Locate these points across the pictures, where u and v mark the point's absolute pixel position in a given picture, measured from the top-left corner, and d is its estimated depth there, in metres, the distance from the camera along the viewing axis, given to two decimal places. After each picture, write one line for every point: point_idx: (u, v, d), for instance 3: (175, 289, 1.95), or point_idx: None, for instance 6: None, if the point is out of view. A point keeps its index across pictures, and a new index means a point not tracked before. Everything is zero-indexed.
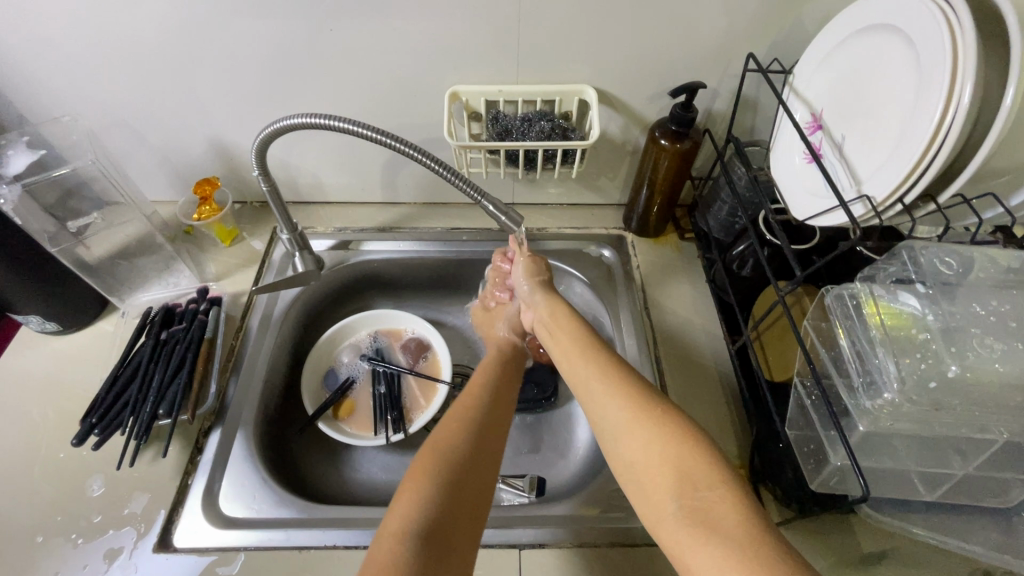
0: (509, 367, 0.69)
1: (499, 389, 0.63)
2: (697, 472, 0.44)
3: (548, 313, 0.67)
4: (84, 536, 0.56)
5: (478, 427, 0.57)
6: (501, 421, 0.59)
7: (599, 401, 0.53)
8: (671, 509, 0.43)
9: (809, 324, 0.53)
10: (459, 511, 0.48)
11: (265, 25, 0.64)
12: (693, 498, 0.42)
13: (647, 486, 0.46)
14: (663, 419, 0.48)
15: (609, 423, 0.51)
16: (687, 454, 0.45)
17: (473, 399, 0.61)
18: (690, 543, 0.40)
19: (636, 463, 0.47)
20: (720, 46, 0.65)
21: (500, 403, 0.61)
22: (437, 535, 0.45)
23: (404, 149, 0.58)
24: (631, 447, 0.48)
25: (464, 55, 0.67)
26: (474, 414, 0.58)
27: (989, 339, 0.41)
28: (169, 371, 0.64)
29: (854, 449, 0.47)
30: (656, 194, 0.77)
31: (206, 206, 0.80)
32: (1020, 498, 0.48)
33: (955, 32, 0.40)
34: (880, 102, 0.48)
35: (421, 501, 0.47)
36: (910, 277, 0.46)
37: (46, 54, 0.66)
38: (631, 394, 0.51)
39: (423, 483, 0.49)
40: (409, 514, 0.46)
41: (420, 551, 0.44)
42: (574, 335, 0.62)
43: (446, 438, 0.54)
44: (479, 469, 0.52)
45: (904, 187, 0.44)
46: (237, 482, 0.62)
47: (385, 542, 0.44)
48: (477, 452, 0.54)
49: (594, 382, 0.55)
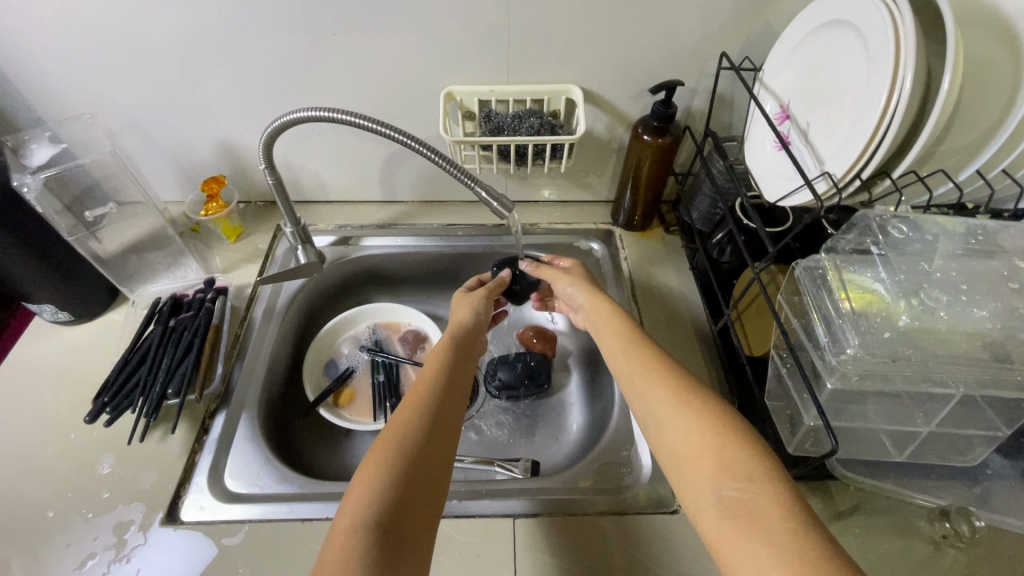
0: (467, 350, 0.66)
1: (456, 371, 0.61)
2: (739, 464, 0.45)
3: (591, 309, 0.67)
4: (94, 511, 0.59)
5: (434, 412, 0.55)
6: (458, 404, 0.58)
7: (644, 396, 0.54)
8: (711, 498, 0.44)
9: (783, 297, 0.56)
10: (412, 501, 0.48)
11: (273, 30, 0.69)
12: (734, 489, 0.43)
13: (688, 476, 0.47)
14: (708, 414, 0.49)
15: (652, 416, 0.53)
16: (731, 448, 0.46)
17: (429, 382, 0.58)
18: (729, 532, 0.41)
19: (679, 453, 0.48)
20: (696, 47, 0.70)
21: (457, 387, 0.60)
22: (392, 527, 0.45)
23: (404, 140, 0.61)
24: (672, 437, 0.49)
25: (458, 58, 0.72)
26: (430, 399, 0.56)
27: (937, 291, 0.45)
28: (178, 354, 0.68)
29: (825, 409, 0.50)
30: (641, 189, 0.82)
31: (214, 203, 0.84)
32: (983, 458, 0.52)
33: (898, 24, 0.45)
34: (838, 90, 0.53)
35: (374, 493, 0.47)
36: (867, 245, 0.50)
37: (67, 58, 0.70)
38: (675, 389, 0.53)
39: (376, 475, 0.48)
40: (361, 508, 0.46)
41: (374, 544, 0.43)
42: (621, 331, 0.62)
43: (400, 427, 0.53)
44: (433, 457, 0.51)
45: (860, 163, 0.48)
46: (241, 461, 0.64)
47: (338, 538, 0.44)
48: (431, 439, 0.52)
49: (638, 378, 0.56)
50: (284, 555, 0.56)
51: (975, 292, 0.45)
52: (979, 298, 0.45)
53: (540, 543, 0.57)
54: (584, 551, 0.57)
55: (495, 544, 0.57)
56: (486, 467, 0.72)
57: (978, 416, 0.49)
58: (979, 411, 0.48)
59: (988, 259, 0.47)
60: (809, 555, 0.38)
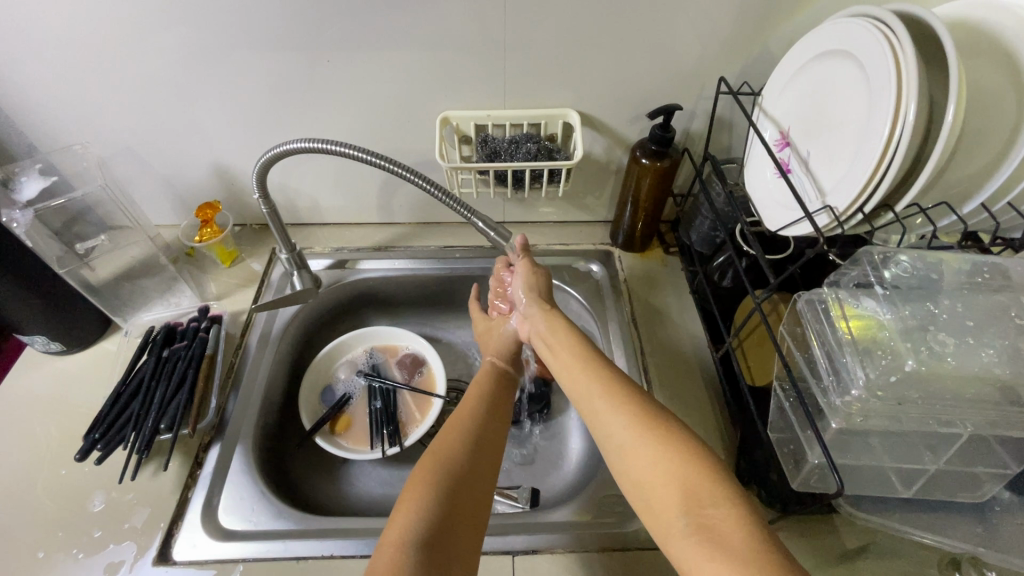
0: (503, 381, 0.69)
1: (497, 400, 0.64)
2: (702, 490, 0.45)
3: (543, 323, 0.68)
4: (85, 551, 0.57)
5: (477, 435, 0.57)
6: (499, 432, 0.60)
7: (605, 419, 0.54)
8: (680, 524, 0.45)
9: (785, 329, 0.55)
10: (459, 518, 0.48)
11: (267, 58, 0.68)
12: (700, 516, 0.44)
13: (653, 502, 0.48)
14: (666, 436, 0.50)
15: (615, 442, 0.53)
16: (693, 472, 0.47)
17: (471, 409, 0.61)
18: (698, 555, 0.42)
19: (645, 482, 0.49)
20: (694, 70, 0.69)
21: (498, 414, 0.62)
22: (438, 542, 0.46)
23: (399, 171, 0.61)
24: (636, 465, 0.50)
25: (453, 83, 0.71)
26: (473, 424, 0.58)
27: (942, 334, 0.44)
28: (171, 386, 0.67)
29: (830, 447, 0.49)
30: (640, 210, 0.81)
31: (209, 228, 0.83)
32: (992, 494, 0.51)
33: (899, 57, 0.44)
34: (838, 120, 0.53)
35: (422, 509, 0.48)
36: (869, 280, 0.50)
37: (57, 86, 0.69)
38: (636, 413, 0.53)
39: (424, 491, 0.49)
40: (409, 522, 0.47)
41: (422, 558, 0.44)
42: (570, 346, 0.63)
43: (445, 449, 0.54)
44: (478, 479, 0.53)
45: (862, 198, 0.48)
46: (235, 496, 0.63)
47: (387, 551, 0.45)
48: (475, 461, 0.54)
49: (598, 400, 0.56)
50: None
51: (981, 331, 0.44)
52: (985, 337, 0.44)
53: None
54: None
55: None
56: None
57: (989, 455, 0.47)
58: (990, 450, 0.47)
59: (993, 293, 0.46)
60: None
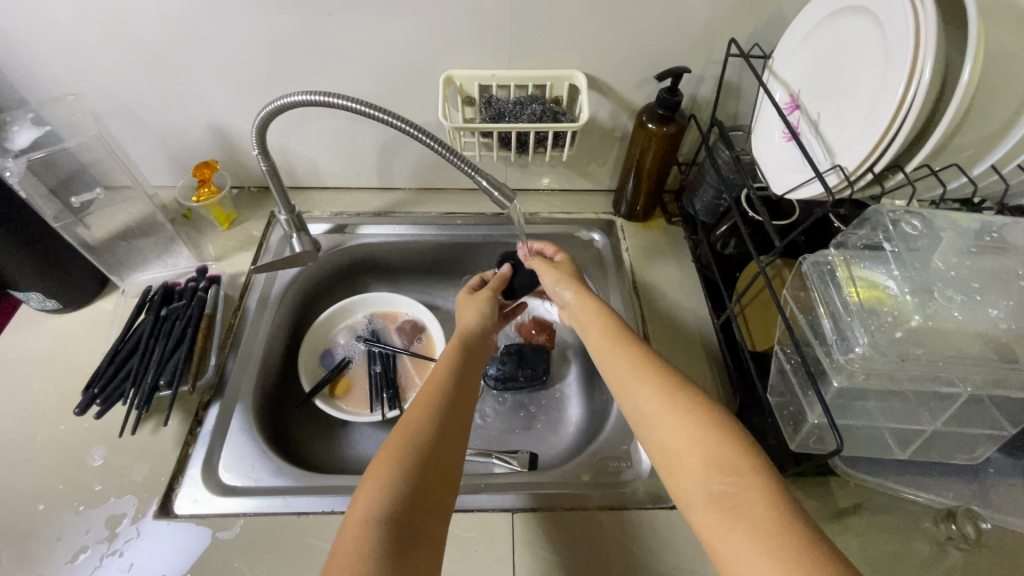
0: (472, 357, 0.66)
1: (465, 372, 0.62)
2: (727, 459, 0.46)
3: (581, 307, 0.68)
4: (86, 504, 0.58)
5: (443, 410, 0.56)
6: (466, 405, 0.59)
7: (633, 393, 0.55)
8: (702, 495, 0.45)
9: (789, 292, 0.55)
10: (425, 497, 0.48)
11: (266, 14, 0.66)
12: (724, 483, 0.44)
13: (678, 470, 0.48)
14: (692, 410, 0.50)
15: (641, 412, 0.53)
16: (720, 445, 0.47)
17: (437, 386, 0.59)
18: (723, 527, 0.42)
19: (670, 449, 0.49)
20: (704, 32, 0.68)
21: (464, 387, 0.61)
22: (403, 522, 0.46)
23: (400, 125, 0.59)
24: (663, 434, 0.50)
25: (457, 42, 0.70)
26: (440, 400, 0.57)
27: (950, 291, 0.45)
28: (170, 344, 0.66)
29: (831, 408, 0.49)
30: (643, 179, 0.80)
31: (205, 188, 0.81)
32: (987, 456, 0.52)
33: (919, 12, 0.43)
34: (851, 81, 0.52)
35: (387, 487, 0.47)
36: (879, 241, 0.50)
37: (45, 36, 0.67)
38: (666, 388, 0.53)
39: (388, 470, 0.49)
40: (375, 500, 0.46)
41: (385, 537, 0.44)
42: (614, 330, 0.63)
43: (407, 429, 0.53)
44: (443, 454, 0.52)
45: (873, 157, 0.47)
46: (235, 453, 0.63)
47: (352, 529, 0.45)
48: (441, 439, 0.53)
49: (627, 374, 0.57)
50: (279, 549, 0.55)
51: (986, 292, 0.44)
52: (991, 297, 0.44)
53: (538, 537, 0.57)
54: (582, 547, 0.56)
55: (495, 539, 0.57)
56: (484, 459, 0.71)
57: (984, 416, 0.48)
58: (985, 411, 0.48)
59: (998, 255, 0.46)
60: (794, 545, 0.39)
